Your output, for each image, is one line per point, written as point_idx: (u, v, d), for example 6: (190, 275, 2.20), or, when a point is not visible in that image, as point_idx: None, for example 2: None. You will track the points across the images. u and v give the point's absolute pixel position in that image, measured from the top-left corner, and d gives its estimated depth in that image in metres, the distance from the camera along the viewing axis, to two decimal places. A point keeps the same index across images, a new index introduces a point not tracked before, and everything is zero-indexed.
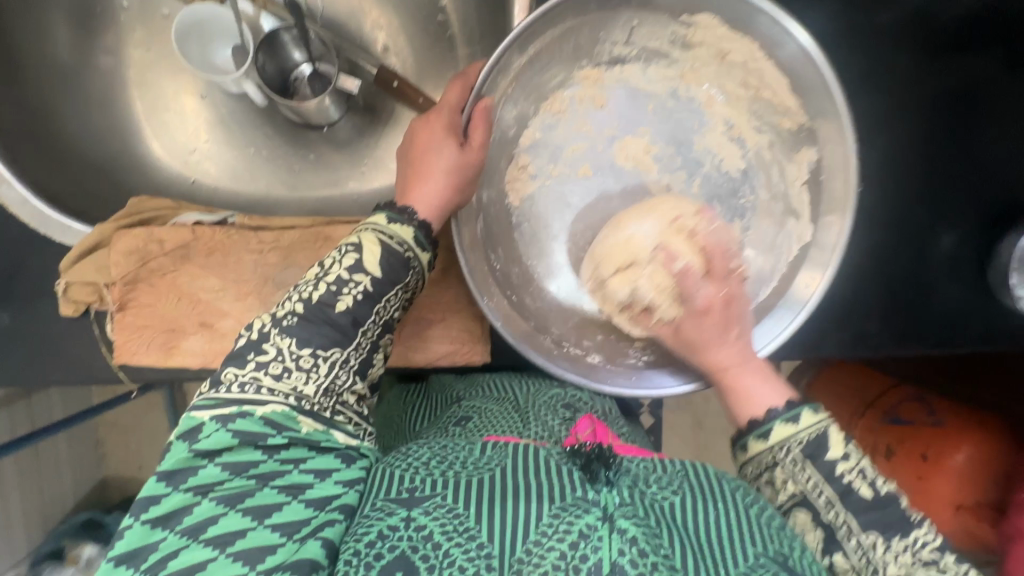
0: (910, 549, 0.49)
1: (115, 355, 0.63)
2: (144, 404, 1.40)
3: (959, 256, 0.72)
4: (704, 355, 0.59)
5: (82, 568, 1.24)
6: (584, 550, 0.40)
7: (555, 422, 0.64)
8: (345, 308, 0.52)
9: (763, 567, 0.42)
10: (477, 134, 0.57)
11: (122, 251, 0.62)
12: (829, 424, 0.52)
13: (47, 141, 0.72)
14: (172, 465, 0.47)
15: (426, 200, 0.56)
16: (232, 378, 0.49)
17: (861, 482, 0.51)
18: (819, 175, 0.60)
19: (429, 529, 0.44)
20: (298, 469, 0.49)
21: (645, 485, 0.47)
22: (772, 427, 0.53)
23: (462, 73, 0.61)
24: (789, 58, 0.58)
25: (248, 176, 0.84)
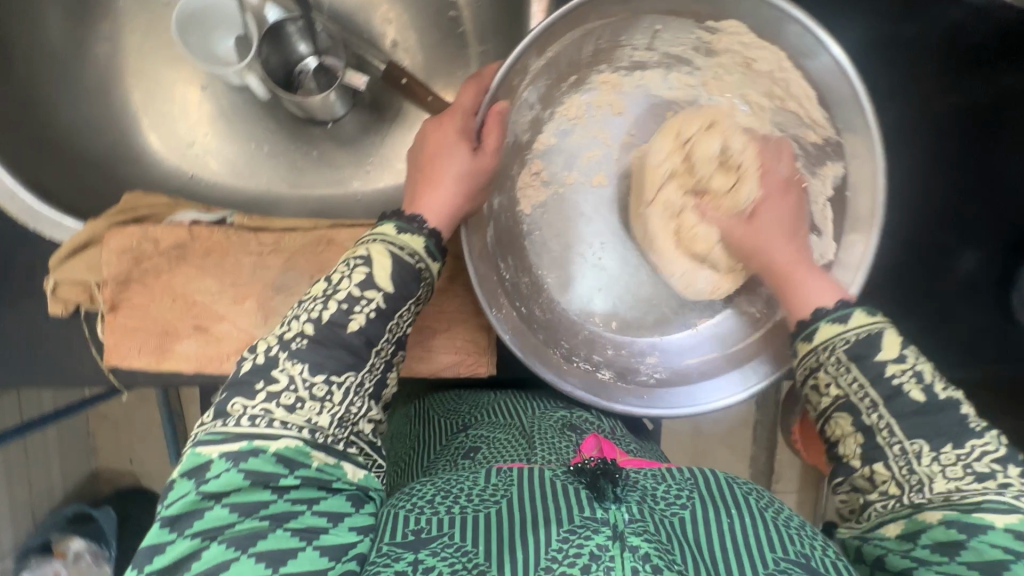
0: (962, 462, 0.44)
1: (105, 357, 0.61)
2: (136, 397, 1.38)
3: (981, 278, 0.70)
4: (771, 250, 0.56)
5: (70, 561, 1.23)
6: (596, 572, 0.38)
7: (562, 444, 0.59)
8: (358, 328, 0.50)
9: (785, 571, 0.41)
10: (491, 139, 0.54)
11: (114, 249, 0.58)
12: (882, 326, 0.47)
13: (39, 131, 0.69)
14: (178, 510, 0.45)
15: (436, 207, 0.53)
16: (241, 410, 0.47)
17: (912, 385, 0.46)
18: (844, 189, 0.57)
19: (437, 570, 0.42)
20: (311, 511, 0.46)
21: (653, 501, 0.45)
22: (817, 327, 0.49)
23: (477, 74, 0.57)
24: (820, 69, 0.54)
25: (248, 171, 0.81)
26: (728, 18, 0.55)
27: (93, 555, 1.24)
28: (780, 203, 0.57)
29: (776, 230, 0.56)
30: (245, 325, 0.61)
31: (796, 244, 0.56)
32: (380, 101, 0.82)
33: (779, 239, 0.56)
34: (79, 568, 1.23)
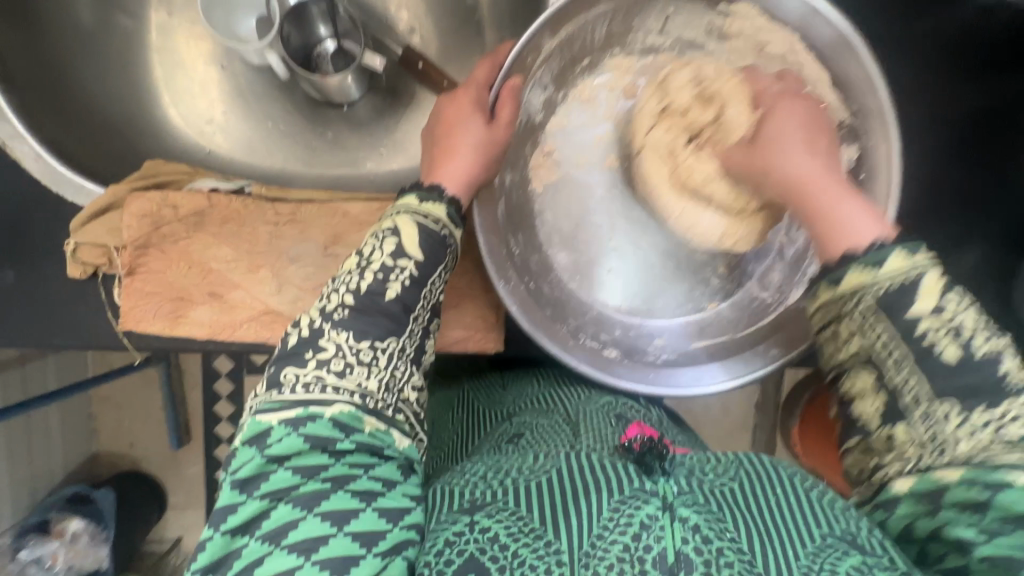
0: (994, 425, 0.40)
1: (120, 320, 0.62)
2: (140, 379, 1.38)
3: (985, 274, 0.71)
4: (789, 175, 0.49)
5: (66, 543, 1.23)
6: (647, 541, 0.41)
7: (609, 430, 0.59)
8: (395, 296, 0.52)
9: (831, 546, 0.42)
10: (506, 112, 0.56)
11: (133, 213, 0.60)
12: (924, 269, 0.41)
13: (65, 98, 0.70)
14: (247, 473, 0.47)
15: (453, 177, 0.55)
16: (293, 379, 0.49)
17: (947, 341, 0.41)
18: (859, 171, 0.56)
19: (495, 531, 0.44)
20: (367, 475, 0.47)
21: (701, 474, 0.47)
22: (845, 275, 0.42)
23: (493, 51, 0.61)
24: (827, 45, 0.56)
25: (264, 149, 0.82)
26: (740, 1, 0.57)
27: (91, 536, 1.25)
28: (790, 111, 0.53)
29: (791, 143, 0.50)
30: (259, 293, 0.62)
31: (821, 162, 0.49)
32: (396, 86, 0.84)
33: (793, 152, 0.50)
34: (75, 550, 1.24)
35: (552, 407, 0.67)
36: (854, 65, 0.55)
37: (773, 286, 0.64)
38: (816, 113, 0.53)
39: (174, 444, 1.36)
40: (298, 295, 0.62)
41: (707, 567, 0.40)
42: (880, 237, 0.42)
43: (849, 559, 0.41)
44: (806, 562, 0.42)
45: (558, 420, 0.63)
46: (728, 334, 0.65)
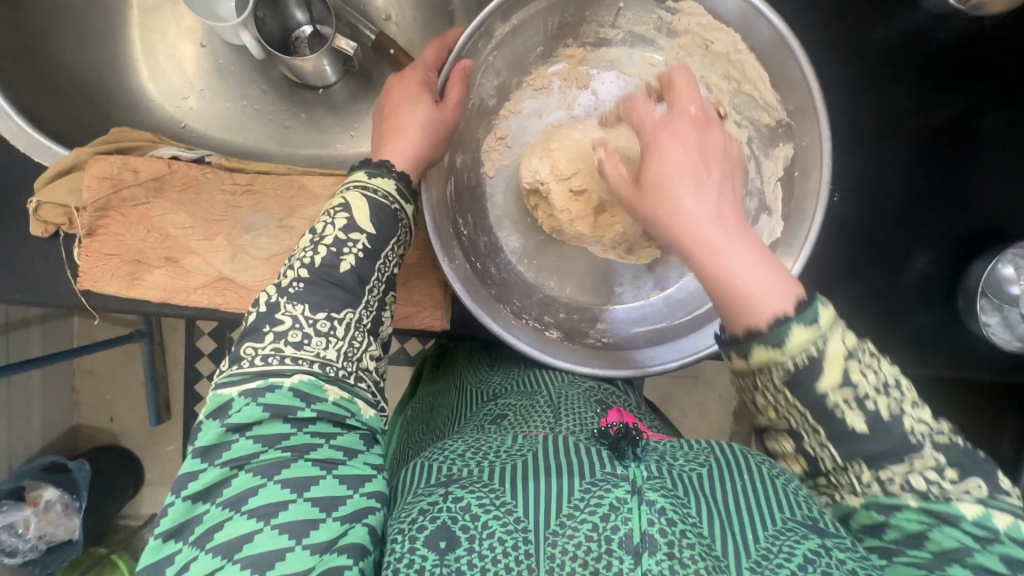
0: (902, 476, 0.44)
1: (79, 280, 0.64)
2: (122, 353, 1.41)
3: (932, 278, 0.71)
4: (678, 219, 0.44)
5: (39, 511, 1.22)
6: (615, 521, 0.40)
7: (589, 414, 0.59)
8: (349, 268, 0.52)
9: (792, 530, 0.43)
10: (453, 93, 0.59)
11: (95, 175, 0.62)
12: (825, 340, 0.41)
13: (41, 65, 0.73)
14: (207, 441, 0.46)
15: (401, 153, 0.56)
16: (253, 352, 0.49)
17: (850, 411, 0.43)
18: (794, 170, 0.61)
19: (467, 501, 0.44)
20: (328, 445, 0.47)
21: (672, 460, 0.48)
22: (751, 350, 0.43)
23: (442, 36, 0.64)
24: (763, 43, 0.58)
25: (238, 128, 0.85)
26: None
27: (64, 505, 1.24)
28: (673, 141, 0.47)
29: (682, 189, 0.44)
30: (214, 260, 0.64)
31: (716, 196, 0.44)
32: (370, 71, 0.86)
33: (683, 199, 0.44)
34: (48, 518, 1.23)
35: (537, 389, 0.66)
36: (791, 64, 0.57)
37: None
38: (708, 137, 0.47)
39: (153, 420, 1.38)
40: (251, 264, 0.64)
41: (670, 548, 0.39)
42: (782, 313, 0.41)
43: (808, 542, 0.42)
44: (764, 545, 0.42)
45: (541, 403, 0.62)
46: (665, 322, 0.66)
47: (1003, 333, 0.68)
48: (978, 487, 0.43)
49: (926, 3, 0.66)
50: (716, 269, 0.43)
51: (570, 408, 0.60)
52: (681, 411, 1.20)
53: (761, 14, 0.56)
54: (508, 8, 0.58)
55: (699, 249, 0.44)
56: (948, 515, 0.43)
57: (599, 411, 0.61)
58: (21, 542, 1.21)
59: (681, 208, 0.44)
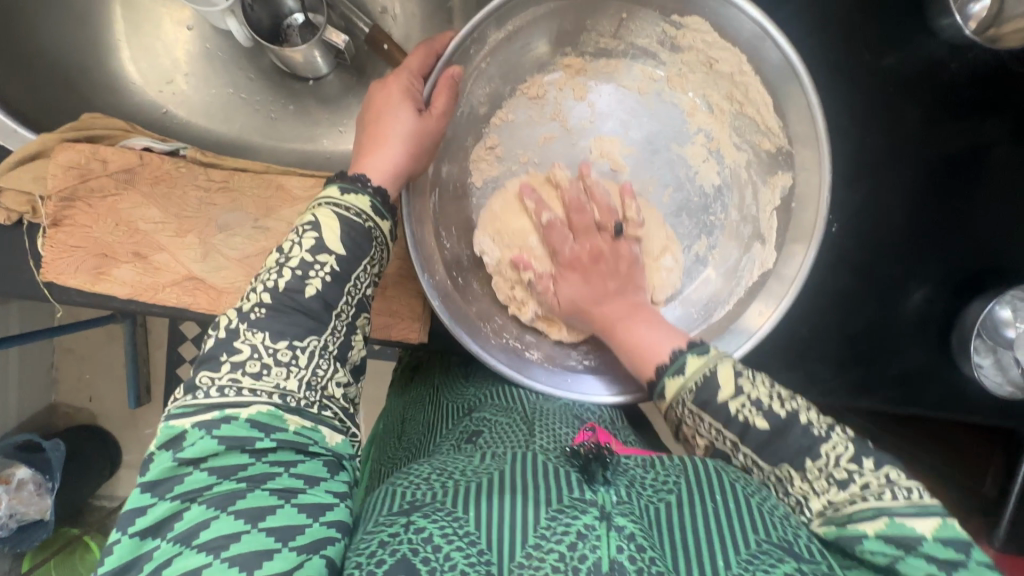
0: (824, 472, 0.45)
1: (41, 271, 0.61)
2: (104, 335, 1.38)
3: (925, 316, 0.69)
4: (589, 312, 0.58)
5: (11, 489, 1.19)
6: (583, 550, 0.38)
7: (563, 433, 0.56)
8: (315, 293, 0.49)
9: (766, 552, 0.40)
10: (440, 102, 0.56)
11: (62, 164, 0.59)
12: (718, 361, 0.49)
13: (15, 42, 0.69)
14: (157, 474, 0.44)
15: (379, 167, 0.54)
16: (209, 382, 0.46)
17: (754, 415, 0.47)
18: (791, 202, 0.59)
19: (429, 531, 0.41)
20: (288, 473, 0.45)
21: (640, 486, 0.45)
22: (663, 385, 0.50)
23: (431, 39, 0.61)
24: (772, 68, 0.56)
25: (224, 117, 0.82)
26: (692, 14, 0.58)
27: (37, 485, 1.22)
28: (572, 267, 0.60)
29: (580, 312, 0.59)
30: (185, 258, 0.62)
31: (622, 298, 0.58)
32: (363, 64, 0.83)
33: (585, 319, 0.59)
34: (19, 497, 1.20)
35: (511, 403, 0.63)
36: (797, 90, 0.55)
37: (700, 303, 0.64)
38: (607, 264, 0.59)
39: (132, 403, 1.36)
40: (223, 264, 0.62)
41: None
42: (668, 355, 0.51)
43: (784, 565, 0.39)
44: (738, 570, 0.39)
45: (515, 419, 0.60)
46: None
47: (995, 376, 0.67)
48: (896, 472, 0.44)
49: (944, 33, 0.64)
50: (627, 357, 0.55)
51: (544, 425, 0.57)
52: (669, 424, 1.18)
53: (769, 37, 0.54)
54: (502, 15, 0.57)
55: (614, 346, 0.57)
56: (906, 540, 0.41)
57: (575, 427, 0.59)
58: None
59: (590, 312, 0.58)
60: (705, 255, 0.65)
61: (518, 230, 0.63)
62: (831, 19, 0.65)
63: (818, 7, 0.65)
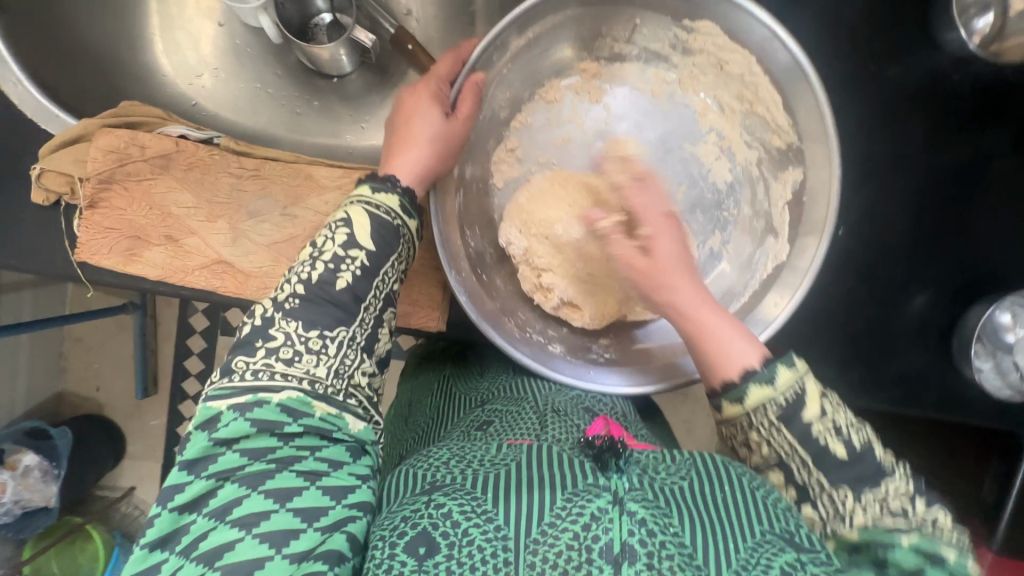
0: (880, 501, 0.47)
1: (76, 251, 0.63)
2: (115, 325, 1.40)
3: (928, 321, 0.71)
4: (665, 295, 0.54)
5: (16, 476, 1.18)
6: (595, 531, 0.39)
7: (576, 423, 0.57)
8: (345, 285, 0.51)
9: (770, 543, 0.43)
10: (465, 106, 0.59)
11: (102, 148, 0.62)
12: (805, 378, 0.49)
13: (56, 32, 0.72)
14: (194, 453, 0.45)
15: (407, 167, 0.56)
16: (243, 367, 0.48)
17: (832, 439, 0.48)
18: (802, 196, 0.60)
19: (448, 507, 0.43)
20: (313, 456, 0.47)
21: (654, 472, 0.47)
22: (748, 391, 0.49)
23: (457, 47, 0.64)
24: (781, 69, 0.59)
25: (250, 110, 0.85)
26: (703, 19, 0.61)
27: (43, 472, 1.22)
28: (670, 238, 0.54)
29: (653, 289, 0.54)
30: (215, 242, 0.64)
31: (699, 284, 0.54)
32: (386, 64, 0.85)
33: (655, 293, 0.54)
34: (26, 483, 1.19)
35: (524, 395, 0.65)
36: (805, 89, 0.57)
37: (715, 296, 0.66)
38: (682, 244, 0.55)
39: (140, 392, 1.37)
40: (251, 249, 0.64)
41: (650, 559, 0.38)
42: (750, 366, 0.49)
43: (784, 555, 0.42)
44: (743, 556, 0.42)
45: (528, 409, 0.61)
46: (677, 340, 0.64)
47: (995, 380, 0.69)
48: (944, 517, 0.47)
49: (948, 47, 0.67)
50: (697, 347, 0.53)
51: (558, 417, 0.58)
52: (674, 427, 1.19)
53: (778, 39, 0.57)
54: (524, 22, 0.59)
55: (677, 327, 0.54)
56: (937, 557, 0.44)
57: (587, 419, 0.60)
58: None
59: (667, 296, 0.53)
60: (720, 250, 0.67)
61: (546, 219, 0.63)
62: (840, 30, 0.68)
63: (828, 18, 0.68)
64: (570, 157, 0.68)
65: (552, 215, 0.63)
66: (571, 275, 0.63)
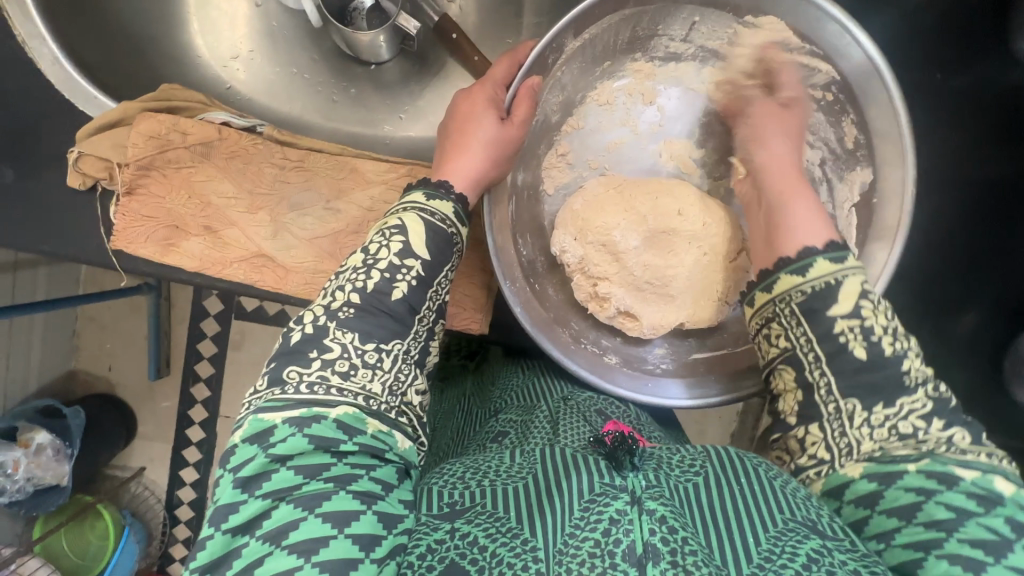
0: (892, 420, 0.45)
1: (112, 239, 0.61)
2: (128, 306, 1.37)
3: (980, 337, 0.69)
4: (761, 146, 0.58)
5: (29, 453, 1.15)
6: (617, 534, 0.38)
7: (586, 428, 0.56)
8: (401, 296, 0.49)
9: (794, 530, 0.40)
10: (521, 111, 0.55)
11: (143, 133, 0.60)
12: (848, 276, 0.47)
13: (92, 8, 0.69)
14: (249, 471, 0.43)
15: (464, 172, 0.54)
16: (298, 378, 0.46)
17: (857, 342, 0.46)
18: (871, 197, 0.57)
19: (474, 535, 0.41)
20: (368, 476, 0.44)
21: (668, 468, 0.45)
22: (778, 278, 0.50)
23: (513, 49, 0.60)
24: (854, 68, 0.55)
25: (285, 96, 0.82)
26: (767, 14, 0.56)
27: (56, 451, 1.18)
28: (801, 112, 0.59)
29: (779, 136, 0.58)
30: (256, 235, 0.62)
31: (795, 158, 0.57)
32: (426, 53, 0.82)
33: (773, 141, 0.58)
34: (38, 462, 1.16)
35: (535, 402, 0.64)
36: (880, 87, 0.54)
37: None
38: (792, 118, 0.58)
39: (152, 374, 1.34)
40: (293, 244, 0.62)
41: (674, 557, 0.37)
42: (834, 239, 0.49)
43: (810, 542, 0.39)
44: (766, 548, 0.39)
45: (539, 416, 0.59)
46: (726, 349, 0.62)
47: None
48: (963, 436, 0.44)
49: None
50: (777, 204, 0.54)
51: (567, 422, 0.56)
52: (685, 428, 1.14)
53: (850, 33, 0.53)
54: (580, 22, 0.55)
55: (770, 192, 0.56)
56: (948, 477, 0.42)
57: (594, 424, 0.57)
58: (9, 483, 1.14)
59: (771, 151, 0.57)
60: None
61: (605, 226, 0.60)
62: (911, 35, 0.65)
63: (897, 21, 0.65)
64: (624, 160, 0.64)
65: (613, 219, 0.60)
66: (626, 283, 0.61)
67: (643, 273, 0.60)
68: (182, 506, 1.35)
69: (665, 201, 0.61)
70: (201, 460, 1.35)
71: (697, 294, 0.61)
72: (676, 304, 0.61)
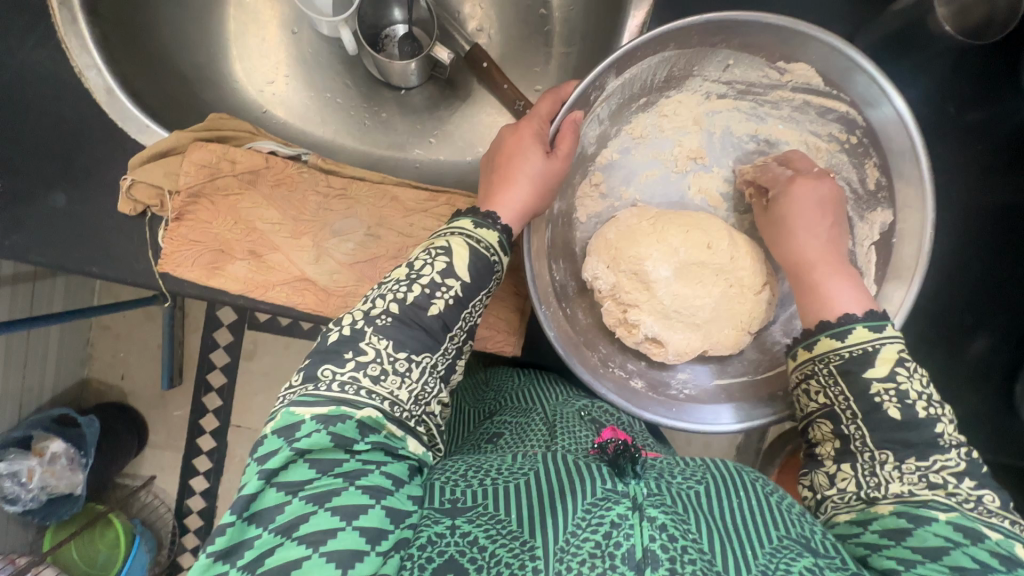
0: (923, 472, 0.45)
1: (159, 262, 0.63)
2: (144, 315, 1.38)
3: (990, 363, 0.71)
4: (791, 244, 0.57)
5: (44, 462, 1.15)
6: (617, 537, 0.39)
7: (585, 433, 0.58)
8: (437, 313, 0.51)
9: (788, 547, 0.41)
10: (564, 146, 0.58)
11: (194, 162, 0.63)
12: (885, 342, 0.49)
13: (140, 38, 0.72)
14: (277, 463, 0.43)
15: (508, 204, 0.56)
16: (331, 376, 0.47)
17: (891, 403, 0.47)
18: (891, 236, 0.60)
19: (474, 535, 0.42)
20: (378, 471, 0.45)
21: (669, 477, 0.47)
22: (818, 339, 0.51)
23: (555, 87, 0.63)
24: (883, 118, 0.58)
25: (318, 120, 0.84)
26: (798, 61, 0.59)
27: (70, 459, 1.18)
28: (815, 190, 0.58)
29: (806, 227, 0.57)
30: (298, 258, 0.64)
31: (823, 237, 0.57)
32: (455, 79, 0.85)
33: (806, 231, 0.57)
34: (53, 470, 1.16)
35: (531, 405, 0.66)
36: (902, 136, 0.57)
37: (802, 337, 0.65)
38: (819, 199, 0.58)
39: (166, 384, 1.35)
40: (335, 269, 0.64)
41: (673, 564, 0.37)
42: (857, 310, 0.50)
43: (803, 560, 0.40)
44: (762, 562, 0.40)
45: (535, 420, 0.62)
46: (749, 375, 0.65)
47: None
48: (992, 498, 0.44)
49: None
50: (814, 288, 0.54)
51: (566, 427, 0.59)
52: (689, 441, 1.14)
53: (878, 85, 0.55)
54: (622, 63, 0.58)
55: (804, 276, 0.56)
56: (975, 532, 0.41)
57: (594, 429, 0.60)
58: (23, 491, 1.15)
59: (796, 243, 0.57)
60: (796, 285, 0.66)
61: (636, 255, 0.62)
62: (932, 75, 0.68)
63: (916, 63, 0.68)
64: (653, 192, 0.68)
65: (645, 252, 0.62)
66: (655, 312, 0.63)
67: (672, 302, 0.63)
68: (191, 515, 1.34)
69: (695, 232, 0.63)
70: (212, 469, 1.35)
71: (723, 323, 0.63)
72: (704, 330, 0.63)
